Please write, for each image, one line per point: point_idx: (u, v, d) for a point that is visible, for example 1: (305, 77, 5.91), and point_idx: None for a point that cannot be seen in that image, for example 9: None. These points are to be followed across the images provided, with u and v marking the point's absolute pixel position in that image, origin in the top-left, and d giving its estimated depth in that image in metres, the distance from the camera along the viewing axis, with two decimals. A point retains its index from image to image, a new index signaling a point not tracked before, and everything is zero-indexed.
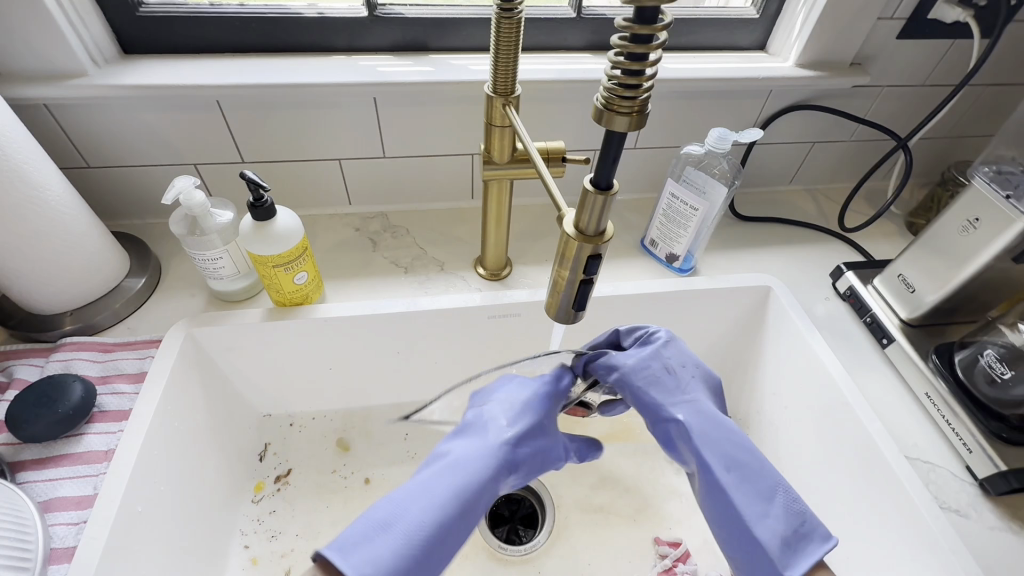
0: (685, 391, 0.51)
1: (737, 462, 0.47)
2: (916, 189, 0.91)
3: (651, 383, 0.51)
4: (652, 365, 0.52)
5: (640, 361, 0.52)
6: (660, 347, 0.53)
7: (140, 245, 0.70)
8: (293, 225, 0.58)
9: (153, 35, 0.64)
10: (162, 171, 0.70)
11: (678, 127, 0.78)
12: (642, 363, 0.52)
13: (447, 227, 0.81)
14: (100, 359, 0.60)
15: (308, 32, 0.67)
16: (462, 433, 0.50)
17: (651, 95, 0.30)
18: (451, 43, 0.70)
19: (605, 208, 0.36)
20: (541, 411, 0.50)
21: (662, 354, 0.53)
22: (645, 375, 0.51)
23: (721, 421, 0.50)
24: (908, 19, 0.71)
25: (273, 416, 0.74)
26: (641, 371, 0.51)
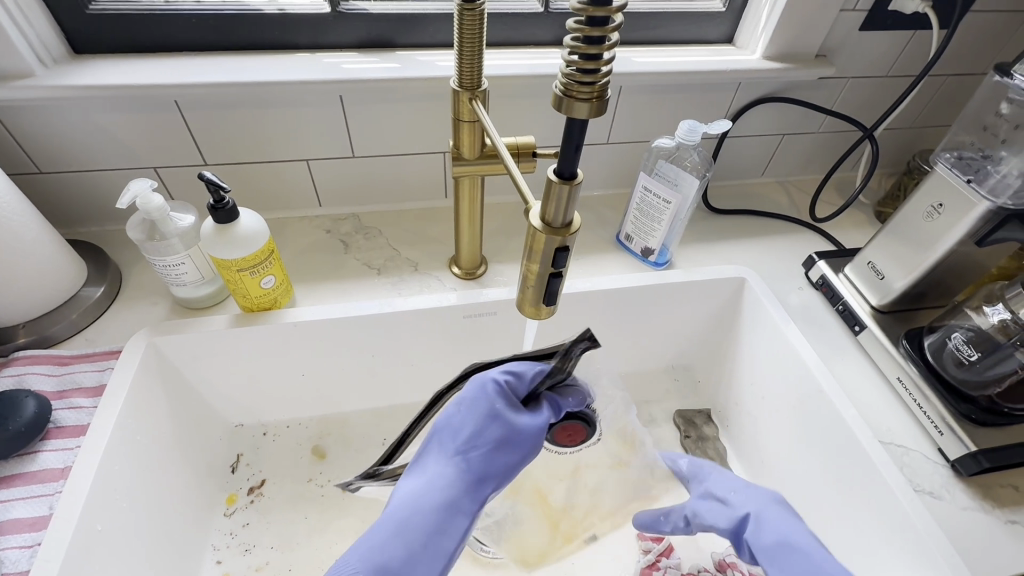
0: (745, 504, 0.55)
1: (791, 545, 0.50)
2: (884, 178, 0.93)
3: (706, 508, 0.57)
4: (730, 483, 0.57)
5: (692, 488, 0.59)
6: (704, 464, 0.61)
7: (98, 253, 0.67)
8: (257, 227, 0.56)
9: (105, 34, 0.61)
10: (120, 175, 0.67)
11: (650, 121, 0.78)
12: (706, 487, 0.58)
13: (420, 227, 0.79)
14: (56, 373, 0.57)
15: (269, 29, 0.65)
16: (411, 471, 0.48)
17: (610, 81, 0.30)
18: (417, 39, 0.69)
19: (571, 199, 0.35)
20: (480, 402, 0.49)
21: (723, 475, 0.59)
22: (707, 488, 0.58)
23: (773, 512, 0.54)
24: (869, 11, 0.73)
25: (245, 426, 0.72)
26: (711, 490, 0.58)
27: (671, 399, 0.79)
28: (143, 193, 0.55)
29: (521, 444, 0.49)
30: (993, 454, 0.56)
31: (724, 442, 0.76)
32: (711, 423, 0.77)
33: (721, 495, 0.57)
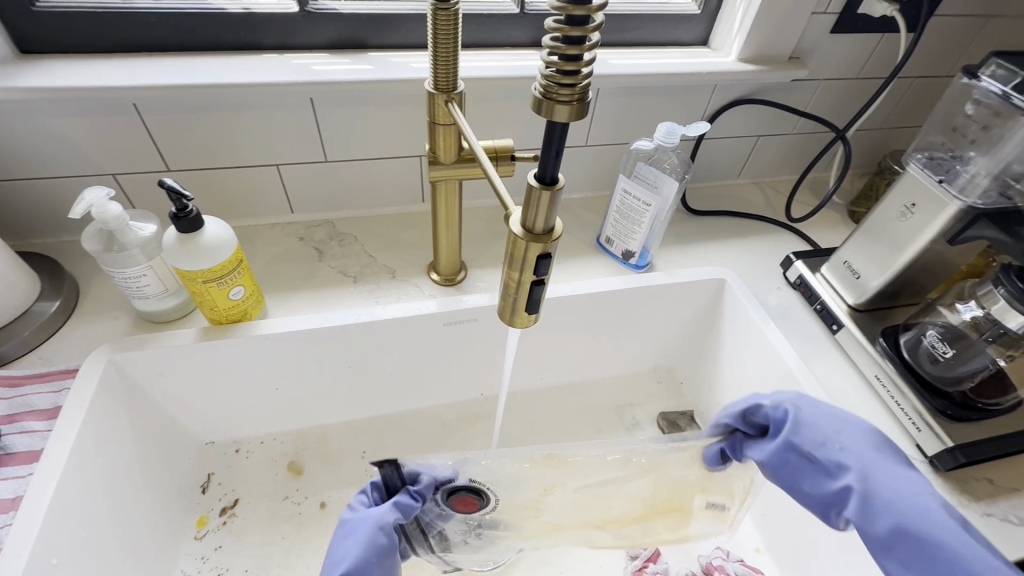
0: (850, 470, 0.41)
1: (917, 536, 0.37)
2: (856, 178, 0.95)
3: (794, 473, 0.43)
4: (826, 439, 0.43)
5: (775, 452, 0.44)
6: (795, 418, 0.44)
7: (52, 266, 0.64)
8: (223, 236, 0.54)
9: (55, 34, 0.58)
10: (75, 182, 0.63)
11: (628, 123, 0.77)
12: (795, 441, 0.43)
13: (398, 232, 0.77)
14: (7, 395, 0.53)
15: (234, 29, 0.62)
16: None
17: (592, 83, 0.29)
18: (391, 40, 0.68)
19: (552, 204, 0.34)
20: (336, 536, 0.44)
21: (816, 424, 0.44)
22: (798, 449, 0.43)
23: (887, 486, 0.40)
24: (839, 14, 0.74)
25: (216, 444, 0.68)
26: (801, 445, 0.43)
27: (654, 402, 0.79)
28: (99, 200, 0.52)
29: (359, 531, 0.43)
30: (969, 448, 0.57)
31: None
32: (694, 425, 0.77)
33: (817, 454, 0.43)
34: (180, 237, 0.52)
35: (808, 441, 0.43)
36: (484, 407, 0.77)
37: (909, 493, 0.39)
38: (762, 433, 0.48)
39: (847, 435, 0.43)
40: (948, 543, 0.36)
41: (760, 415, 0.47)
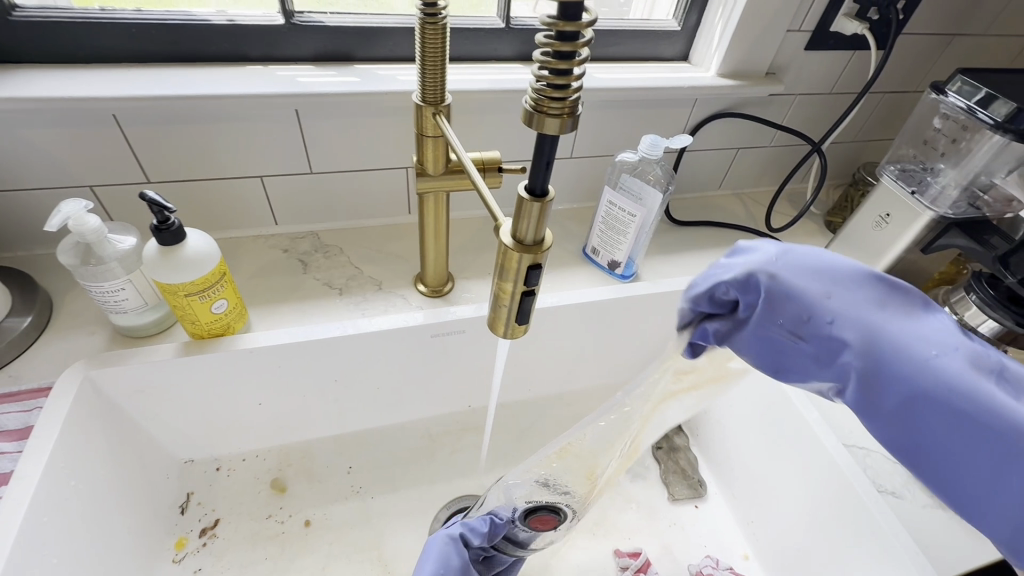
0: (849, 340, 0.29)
1: (940, 412, 0.26)
2: (831, 190, 0.98)
3: (778, 356, 0.32)
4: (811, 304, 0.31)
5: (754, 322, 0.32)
6: (769, 285, 0.31)
7: (25, 280, 0.61)
8: (207, 249, 0.53)
9: (31, 43, 0.56)
10: (51, 194, 0.62)
11: (612, 136, 0.79)
12: (773, 314, 0.31)
13: (384, 244, 0.77)
14: None
15: (218, 40, 0.62)
16: None
17: (582, 97, 0.29)
18: (377, 53, 0.68)
19: (543, 215, 0.34)
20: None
21: (793, 292, 0.31)
22: (779, 327, 0.31)
23: (902, 359, 0.28)
24: (813, 32, 0.76)
25: (196, 461, 0.67)
26: (779, 322, 0.31)
27: None
28: (76, 211, 0.51)
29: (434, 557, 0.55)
30: None
31: (696, 451, 0.79)
32: (682, 433, 0.79)
33: (802, 324, 0.31)
34: (162, 250, 0.51)
35: (793, 313, 0.31)
36: (472, 418, 0.77)
37: (929, 359, 0.27)
38: (731, 310, 0.34)
39: (839, 297, 0.30)
40: (986, 422, 0.25)
41: (728, 291, 0.33)
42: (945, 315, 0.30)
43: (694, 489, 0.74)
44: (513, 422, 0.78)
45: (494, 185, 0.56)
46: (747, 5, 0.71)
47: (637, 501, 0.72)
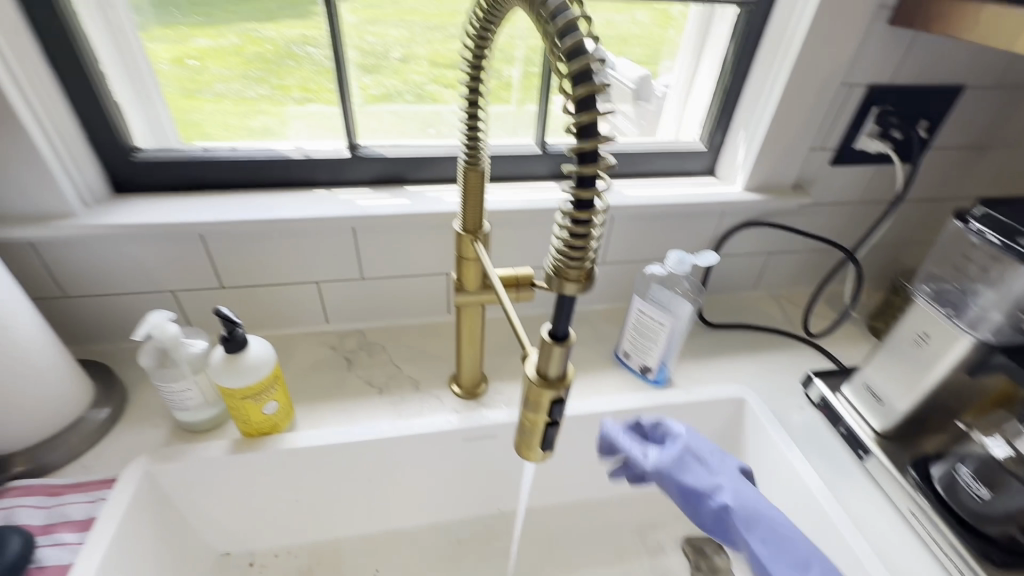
0: (724, 477, 0.57)
1: (771, 526, 0.53)
2: (873, 292, 0.96)
3: (689, 497, 0.56)
4: (740, 486, 0.56)
5: (665, 457, 0.58)
6: (675, 441, 0.60)
7: (108, 375, 0.69)
8: (264, 355, 0.58)
9: (144, 177, 0.68)
10: (141, 299, 0.71)
11: (643, 244, 0.83)
12: (676, 461, 0.58)
13: (423, 343, 0.81)
14: (47, 505, 0.56)
15: (293, 170, 0.72)
16: None
17: (597, 263, 0.33)
18: (427, 176, 0.76)
19: (565, 356, 0.37)
20: None
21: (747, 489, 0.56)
22: (690, 455, 0.58)
23: (757, 497, 0.56)
24: (836, 150, 0.80)
25: (232, 554, 0.68)
26: (685, 472, 0.57)
27: (677, 523, 0.77)
28: (160, 323, 0.58)
29: None
30: None
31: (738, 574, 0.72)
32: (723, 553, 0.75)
33: (715, 488, 0.56)
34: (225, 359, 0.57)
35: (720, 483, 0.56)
36: (501, 523, 0.76)
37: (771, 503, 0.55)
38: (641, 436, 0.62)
39: (727, 471, 0.58)
40: (773, 517, 0.54)
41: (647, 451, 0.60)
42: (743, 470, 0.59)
43: None
44: (543, 529, 0.76)
45: (526, 300, 0.60)
46: (768, 130, 0.76)
47: None
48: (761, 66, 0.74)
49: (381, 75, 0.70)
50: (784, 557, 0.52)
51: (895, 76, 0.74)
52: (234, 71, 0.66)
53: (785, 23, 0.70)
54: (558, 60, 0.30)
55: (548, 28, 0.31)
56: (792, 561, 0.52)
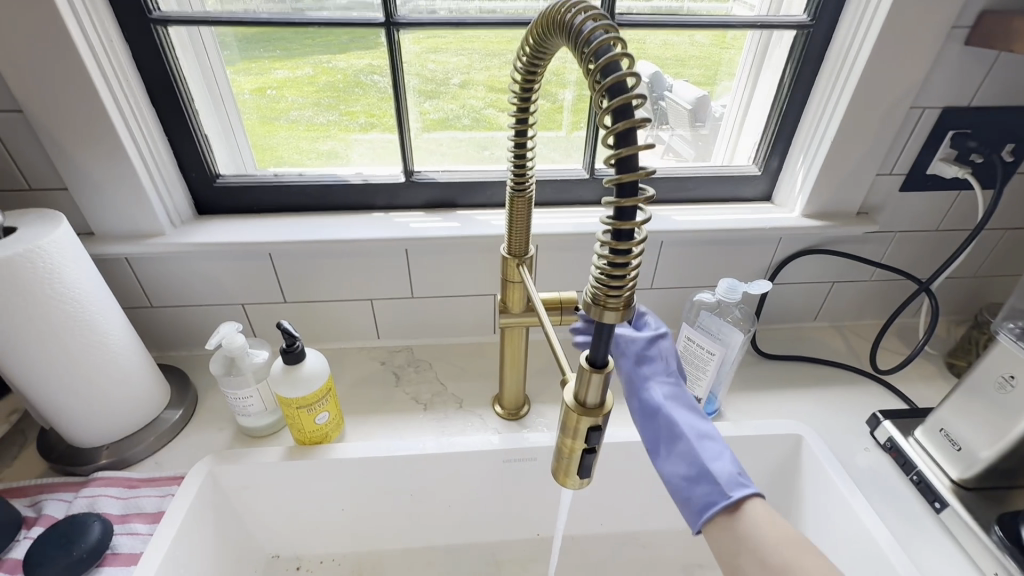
0: (677, 378, 0.53)
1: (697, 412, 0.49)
2: (951, 327, 0.89)
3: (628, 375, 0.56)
4: (660, 351, 0.55)
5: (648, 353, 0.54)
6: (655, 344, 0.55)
7: (182, 379, 0.75)
8: (319, 368, 0.62)
9: (223, 199, 0.75)
10: (214, 310, 0.77)
11: (692, 271, 0.81)
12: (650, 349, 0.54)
13: (468, 361, 0.83)
14: (124, 496, 0.61)
15: (353, 194, 0.77)
16: None
17: (637, 292, 0.33)
18: (477, 200, 0.79)
19: (603, 383, 0.37)
20: None
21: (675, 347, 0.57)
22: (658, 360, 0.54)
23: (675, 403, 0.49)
24: (906, 175, 0.76)
25: (281, 557, 0.71)
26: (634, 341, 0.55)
27: None
28: (230, 336, 0.63)
29: None
30: None
31: None
32: None
33: (658, 377, 0.52)
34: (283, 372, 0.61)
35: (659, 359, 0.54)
36: (539, 548, 0.75)
37: (702, 427, 0.47)
38: None
39: (671, 385, 0.51)
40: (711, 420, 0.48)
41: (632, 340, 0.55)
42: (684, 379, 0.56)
43: None
44: (582, 558, 0.74)
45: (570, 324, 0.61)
46: (829, 155, 0.73)
47: None
48: (823, 88, 0.72)
49: (440, 100, 0.73)
50: (680, 413, 0.48)
51: (973, 97, 0.69)
52: (308, 99, 0.72)
53: (848, 45, 0.67)
54: (599, 97, 0.32)
55: (591, 67, 0.32)
56: (709, 441, 0.46)
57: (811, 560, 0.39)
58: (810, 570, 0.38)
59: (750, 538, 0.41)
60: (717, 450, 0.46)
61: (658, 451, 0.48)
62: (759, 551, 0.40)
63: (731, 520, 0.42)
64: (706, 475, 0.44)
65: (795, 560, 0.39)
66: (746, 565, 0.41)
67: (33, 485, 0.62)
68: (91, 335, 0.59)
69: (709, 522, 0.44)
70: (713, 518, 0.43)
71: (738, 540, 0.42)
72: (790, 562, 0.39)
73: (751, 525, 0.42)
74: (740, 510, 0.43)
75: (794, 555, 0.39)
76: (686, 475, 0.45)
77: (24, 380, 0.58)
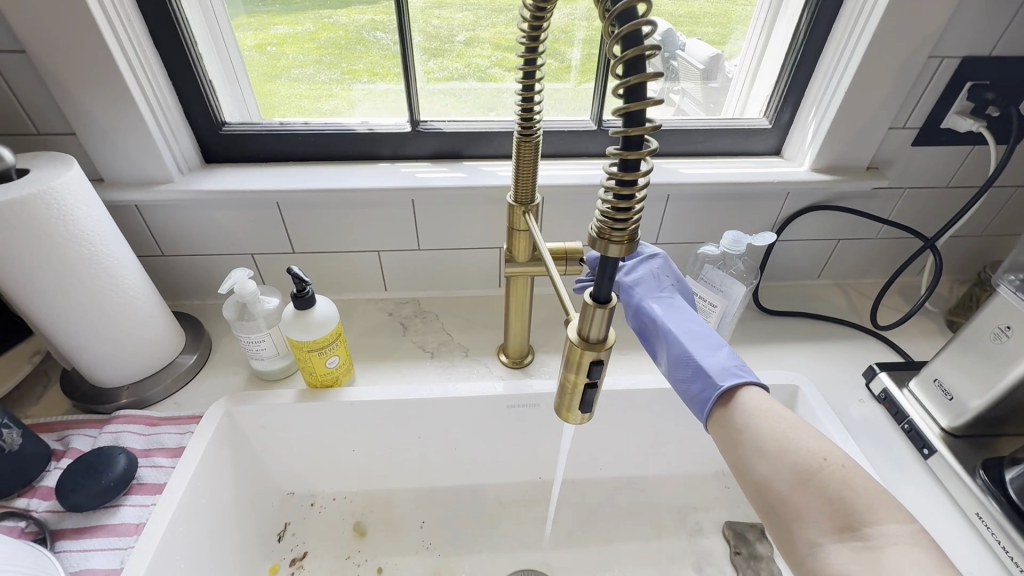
0: (672, 290, 0.56)
1: (691, 319, 0.53)
2: (954, 286, 0.89)
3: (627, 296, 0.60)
4: (651, 268, 0.58)
5: (644, 273, 0.57)
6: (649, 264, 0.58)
7: (195, 325, 0.77)
8: (329, 313, 0.63)
9: (230, 148, 0.75)
10: (224, 259, 0.78)
11: (698, 225, 0.81)
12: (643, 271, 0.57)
13: (474, 313, 0.85)
14: (146, 433, 0.64)
15: (359, 144, 0.76)
16: None
17: (641, 225, 0.34)
18: (483, 151, 0.79)
19: (606, 319, 0.38)
20: None
21: (668, 264, 0.59)
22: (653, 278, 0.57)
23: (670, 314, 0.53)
24: (919, 128, 0.74)
25: (296, 494, 0.75)
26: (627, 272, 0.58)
27: (719, 508, 0.77)
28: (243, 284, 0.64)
29: None
30: None
31: (783, 564, 0.71)
32: (766, 541, 0.73)
33: (653, 295, 0.55)
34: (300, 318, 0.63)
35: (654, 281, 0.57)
36: (541, 490, 0.78)
37: (698, 334, 0.51)
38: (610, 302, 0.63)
39: (667, 297, 0.55)
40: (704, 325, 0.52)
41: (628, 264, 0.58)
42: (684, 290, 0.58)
43: None
44: (581, 501, 0.78)
45: (574, 273, 0.62)
46: (842, 106, 0.71)
47: None
48: (838, 36, 0.70)
49: (446, 59, 0.73)
50: (675, 324, 0.52)
51: (994, 46, 0.67)
52: (308, 57, 0.72)
53: None
54: (609, 25, 0.31)
55: None
56: (703, 342, 0.51)
57: (805, 438, 0.45)
58: (809, 447, 0.45)
59: (751, 436, 0.46)
60: (711, 348, 0.50)
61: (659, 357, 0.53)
62: (760, 441, 0.45)
63: (729, 408, 0.48)
64: (702, 374, 0.49)
65: (790, 441, 0.45)
66: (750, 458, 0.46)
67: (59, 421, 0.65)
68: (107, 277, 0.60)
69: (711, 414, 0.49)
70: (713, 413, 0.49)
71: (739, 433, 0.47)
72: (786, 447, 0.45)
73: (750, 414, 0.47)
74: (736, 399, 0.48)
75: (788, 436, 0.45)
76: (684, 376, 0.50)
77: (45, 320, 0.60)
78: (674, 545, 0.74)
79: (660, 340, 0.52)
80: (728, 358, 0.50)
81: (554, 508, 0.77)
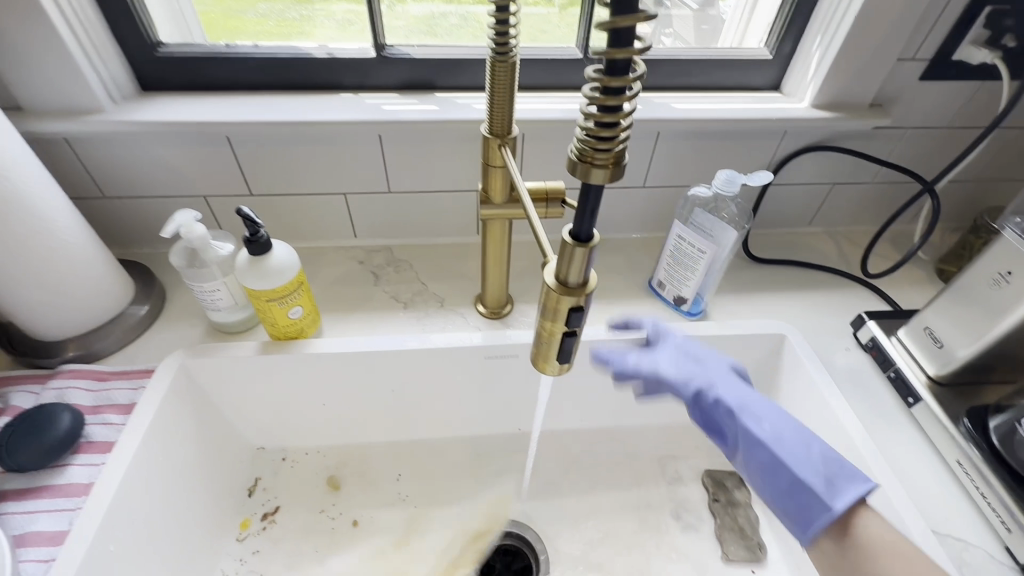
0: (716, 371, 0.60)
1: (757, 411, 0.56)
2: (947, 234, 0.86)
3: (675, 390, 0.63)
4: (674, 347, 0.63)
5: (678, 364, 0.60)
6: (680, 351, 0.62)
7: (146, 274, 0.71)
8: (288, 259, 0.58)
9: (170, 74, 0.66)
10: (173, 202, 0.71)
11: (689, 167, 0.76)
12: (676, 356, 0.61)
13: (450, 262, 0.80)
14: (94, 388, 0.60)
15: (318, 72, 0.68)
16: None
17: (629, 146, 0.28)
18: (458, 82, 0.71)
19: (587, 259, 0.34)
20: None
21: (690, 341, 0.64)
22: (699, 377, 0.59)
23: (734, 395, 0.57)
24: (930, 61, 0.69)
25: (266, 449, 0.73)
26: (674, 370, 0.59)
27: (699, 457, 0.77)
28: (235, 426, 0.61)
29: None
30: None
31: (758, 511, 0.72)
32: (743, 488, 0.74)
33: (710, 383, 0.58)
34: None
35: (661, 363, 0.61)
36: (520, 442, 0.77)
37: (768, 430, 0.54)
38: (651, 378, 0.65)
39: (714, 380, 0.58)
40: (783, 419, 0.56)
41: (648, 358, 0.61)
42: (730, 365, 0.62)
43: (752, 552, 0.68)
44: (561, 452, 0.77)
45: (556, 216, 0.57)
46: (850, 33, 0.65)
47: (682, 553, 0.68)
48: None
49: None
50: (732, 421, 0.56)
51: None
52: None
53: None
54: None
55: None
56: (792, 448, 0.53)
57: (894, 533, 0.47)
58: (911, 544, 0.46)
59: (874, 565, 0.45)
60: (802, 449, 0.53)
61: (733, 452, 0.57)
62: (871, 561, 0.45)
63: (847, 536, 0.48)
64: (805, 489, 0.51)
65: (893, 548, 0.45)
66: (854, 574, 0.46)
67: None
68: (31, 218, 0.54)
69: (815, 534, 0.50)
70: (818, 536, 0.50)
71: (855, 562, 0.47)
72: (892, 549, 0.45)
73: (872, 542, 0.47)
74: (853, 521, 0.49)
75: (898, 546, 0.45)
76: (778, 487, 0.53)
77: None
78: (653, 494, 0.74)
79: (735, 434, 0.56)
80: (834, 471, 0.51)
81: (533, 459, 0.76)
